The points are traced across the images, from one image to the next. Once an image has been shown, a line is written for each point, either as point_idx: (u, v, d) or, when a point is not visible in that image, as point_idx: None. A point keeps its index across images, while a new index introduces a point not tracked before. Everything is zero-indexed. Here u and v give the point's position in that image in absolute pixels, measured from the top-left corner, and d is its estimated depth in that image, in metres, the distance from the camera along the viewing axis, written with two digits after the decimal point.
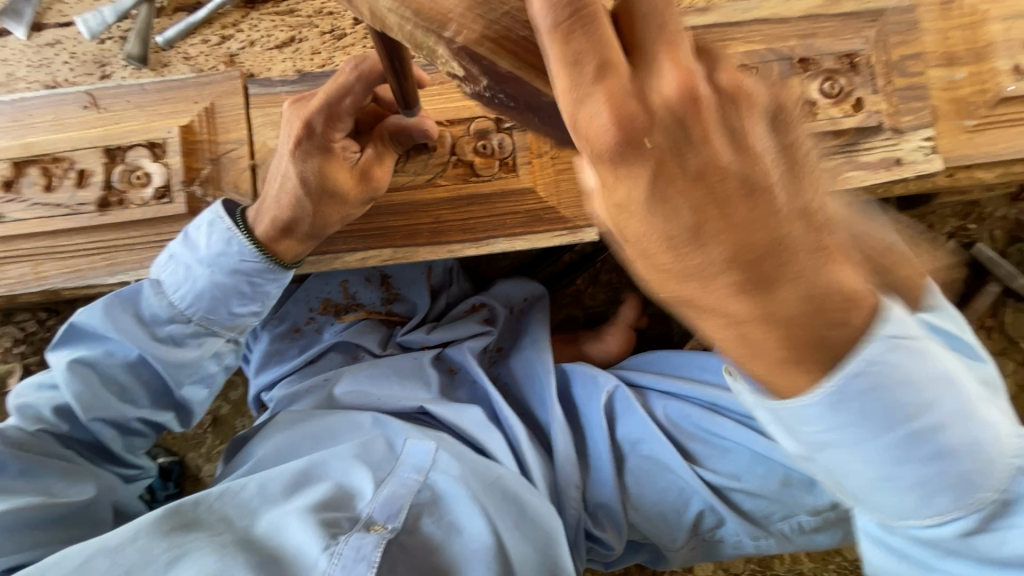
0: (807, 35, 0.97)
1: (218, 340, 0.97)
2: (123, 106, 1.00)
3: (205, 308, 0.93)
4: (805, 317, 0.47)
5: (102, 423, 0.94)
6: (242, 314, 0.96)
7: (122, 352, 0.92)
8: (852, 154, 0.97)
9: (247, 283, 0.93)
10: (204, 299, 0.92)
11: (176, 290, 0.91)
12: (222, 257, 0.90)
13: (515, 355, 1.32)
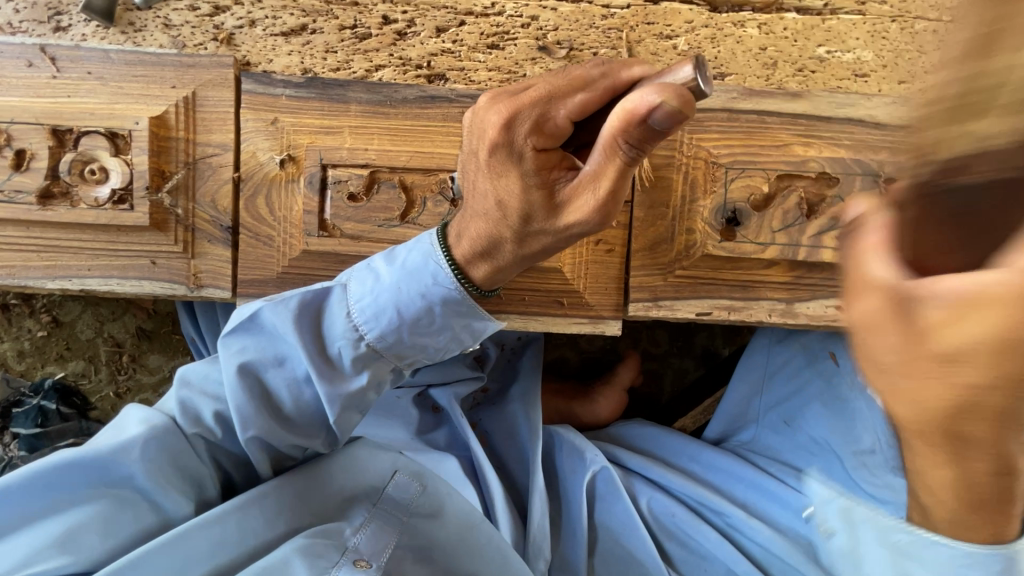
0: None
1: (386, 364, 0.76)
2: (81, 75, 0.80)
3: (380, 330, 0.72)
4: (981, 443, 0.41)
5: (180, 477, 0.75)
6: (427, 342, 0.74)
7: (234, 401, 0.73)
8: None
9: (434, 315, 0.72)
10: (383, 319, 0.72)
11: (358, 302, 0.73)
12: (417, 274, 0.71)
13: (500, 405, 1.23)
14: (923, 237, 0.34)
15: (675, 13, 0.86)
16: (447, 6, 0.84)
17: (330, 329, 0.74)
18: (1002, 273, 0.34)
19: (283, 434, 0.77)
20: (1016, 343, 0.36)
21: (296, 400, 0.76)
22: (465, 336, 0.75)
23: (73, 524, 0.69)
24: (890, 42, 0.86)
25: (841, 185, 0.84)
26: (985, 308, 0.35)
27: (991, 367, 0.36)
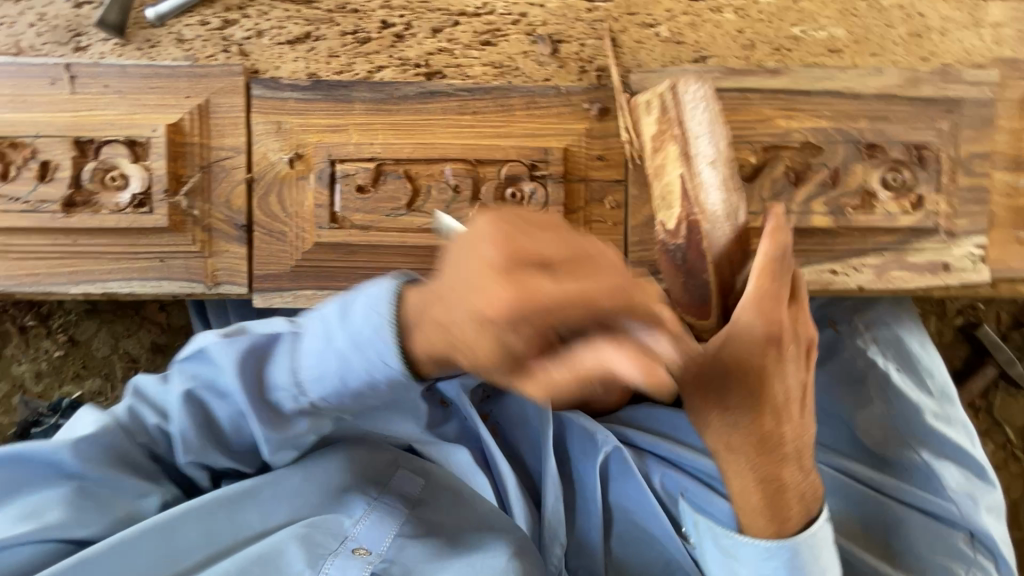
0: (878, 117, 0.89)
1: (323, 414, 0.72)
2: (100, 89, 0.85)
3: (323, 392, 0.66)
4: (759, 465, 0.86)
5: (130, 470, 0.78)
6: (371, 405, 0.67)
7: (178, 425, 0.74)
8: (901, 252, 0.91)
9: (359, 386, 0.64)
10: (325, 382, 0.65)
11: (306, 356, 0.66)
12: (364, 347, 0.60)
13: (508, 396, 1.22)
14: (673, 280, 0.82)
15: (655, 3, 0.91)
16: (441, 9, 0.90)
17: (274, 375, 0.70)
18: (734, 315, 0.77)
19: (219, 442, 0.78)
20: (744, 381, 0.79)
21: (238, 426, 0.76)
22: (414, 393, 0.67)
23: (35, 506, 0.75)
24: (859, 18, 0.92)
25: (823, 153, 0.88)
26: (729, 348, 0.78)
27: (739, 392, 0.81)
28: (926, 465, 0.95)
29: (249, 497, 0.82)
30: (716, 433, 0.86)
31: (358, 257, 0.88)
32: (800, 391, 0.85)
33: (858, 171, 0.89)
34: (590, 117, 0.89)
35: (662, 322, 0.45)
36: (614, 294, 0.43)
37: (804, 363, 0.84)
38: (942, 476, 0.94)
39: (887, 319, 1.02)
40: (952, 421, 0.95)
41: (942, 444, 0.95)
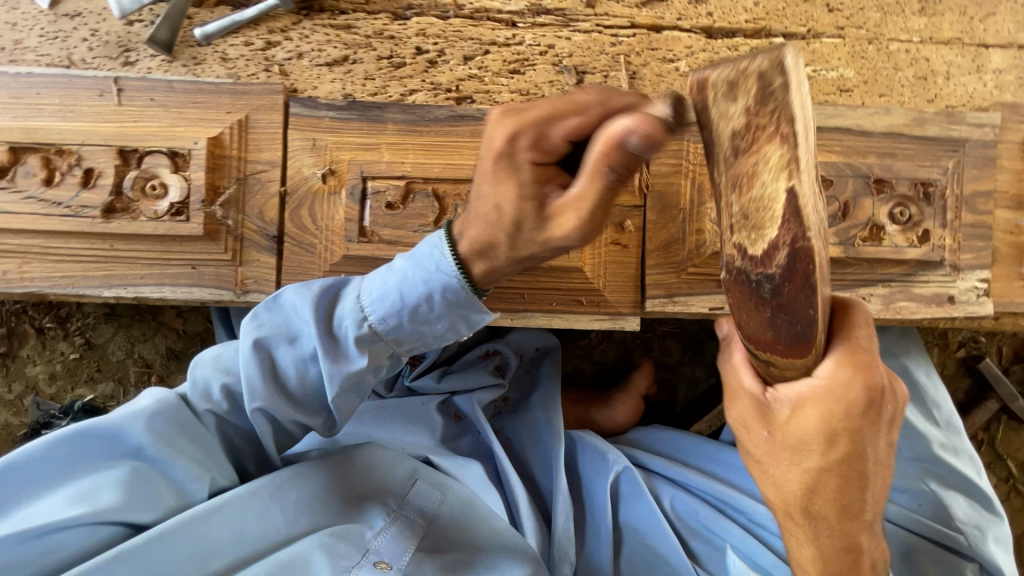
0: (887, 154, 0.93)
1: (383, 348, 0.80)
2: (146, 103, 0.89)
3: (383, 313, 0.78)
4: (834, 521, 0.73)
5: (191, 443, 0.79)
6: (425, 330, 0.80)
7: (247, 372, 0.77)
8: (908, 284, 0.95)
9: (426, 303, 0.77)
10: (388, 301, 0.77)
11: (368, 290, 0.79)
12: (423, 262, 0.76)
13: (520, 412, 1.27)
14: (754, 321, 0.59)
15: (676, 40, 0.96)
16: (473, 38, 0.95)
17: (340, 311, 0.80)
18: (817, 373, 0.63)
19: (287, 404, 0.80)
20: (832, 435, 0.66)
21: (303, 377, 0.81)
22: (462, 325, 0.80)
23: (93, 486, 0.73)
24: (869, 61, 0.97)
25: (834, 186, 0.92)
26: (812, 408, 0.64)
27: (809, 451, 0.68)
28: (932, 493, 0.98)
29: (282, 492, 0.84)
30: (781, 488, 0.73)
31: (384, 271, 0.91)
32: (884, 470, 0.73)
33: (867, 205, 0.93)
34: None
35: (634, 127, 0.57)
36: (603, 120, 0.68)
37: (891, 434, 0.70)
38: (948, 505, 0.96)
39: (892, 348, 1.05)
40: (958, 451, 0.98)
41: (948, 473, 0.98)
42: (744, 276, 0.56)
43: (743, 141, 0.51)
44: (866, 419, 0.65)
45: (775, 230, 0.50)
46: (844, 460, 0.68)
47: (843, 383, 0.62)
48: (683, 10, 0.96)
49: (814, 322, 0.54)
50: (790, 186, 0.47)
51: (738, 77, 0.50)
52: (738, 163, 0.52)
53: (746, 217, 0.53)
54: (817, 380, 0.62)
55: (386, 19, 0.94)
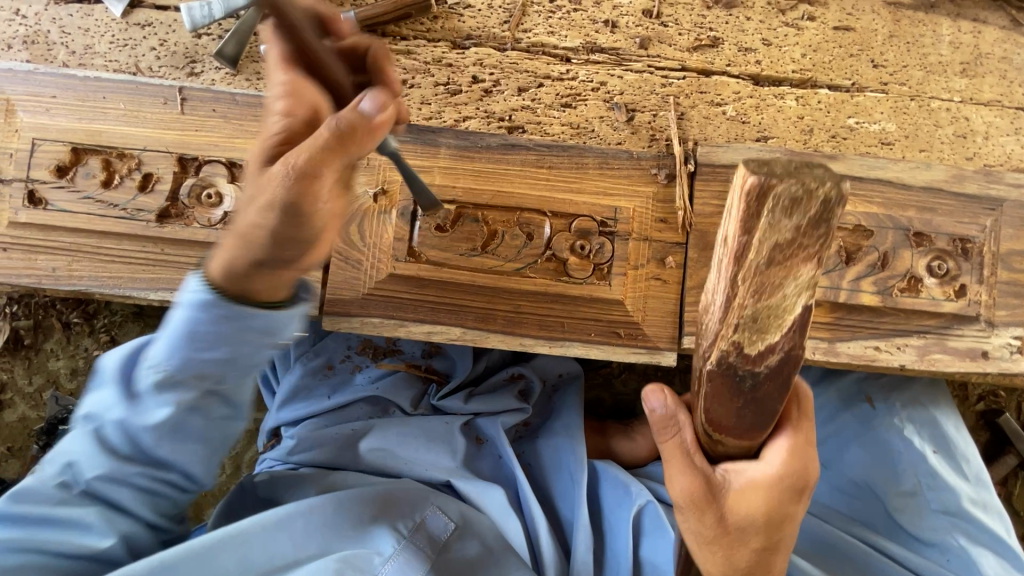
0: (926, 209, 0.95)
1: (190, 391, 0.72)
2: (207, 113, 0.91)
3: (176, 360, 0.70)
4: None
5: (50, 510, 0.73)
6: (212, 356, 0.71)
7: (77, 445, 0.74)
8: (943, 336, 0.95)
9: (209, 328, 0.70)
10: (177, 355, 0.70)
11: (155, 353, 0.71)
12: (190, 322, 0.70)
13: (542, 437, 1.26)
14: (725, 407, 0.67)
15: (724, 85, 0.98)
16: (528, 71, 0.97)
17: (140, 370, 0.71)
18: (766, 462, 0.76)
19: (127, 462, 0.74)
20: (770, 518, 0.78)
21: (131, 441, 0.73)
22: (260, 335, 0.72)
23: None
24: (911, 117, 0.99)
25: (874, 236, 0.94)
26: (758, 490, 0.76)
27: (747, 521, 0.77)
28: (963, 550, 0.98)
29: (292, 522, 0.88)
30: (723, 560, 0.79)
31: (428, 292, 0.92)
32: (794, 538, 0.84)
33: (906, 257, 0.94)
34: (657, 182, 0.95)
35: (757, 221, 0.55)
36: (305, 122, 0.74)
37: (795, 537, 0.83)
38: (978, 562, 0.97)
39: (920, 398, 1.05)
40: (986, 506, 0.99)
41: (978, 528, 0.98)
42: (731, 370, 0.64)
43: (781, 253, 0.56)
44: (796, 505, 0.79)
45: (775, 338, 0.61)
46: (767, 543, 0.80)
47: (783, 475, 0.76)
48: (733, 57, 0.99)
49: (776, 414, 0.66)
50: (806, 304, 0.59)
51: (803, 195, 0.53)
52: (768, 273, 0.57)
53: (754, 321, 0.60)
54: (767, 467, 0.76)
55: (446, 47, 0.97)
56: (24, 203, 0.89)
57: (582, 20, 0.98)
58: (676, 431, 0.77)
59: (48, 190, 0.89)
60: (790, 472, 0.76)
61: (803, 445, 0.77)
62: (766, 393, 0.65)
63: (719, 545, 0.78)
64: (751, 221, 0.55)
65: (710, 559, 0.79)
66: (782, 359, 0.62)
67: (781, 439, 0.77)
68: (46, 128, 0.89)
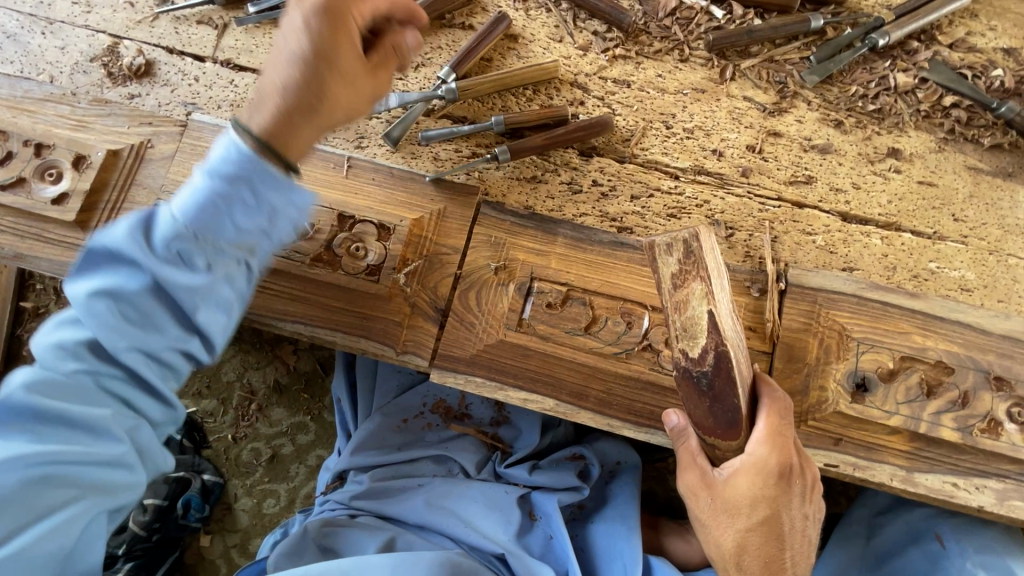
0: (1006, 355, 1.00)
1: (225, 262, 0.79)
2: (368, 181, 1.07)
3: (199, 219, 0.76)
4: None
5: (131, 354, 0.76)
6: (245, 224, 0.78)
7: (130, 281, 0.76)
8: (1023, 484, 0.97)
9: (246, 189, 0.77)
10: (204, 208, 0.76)
11: (183, 202, 0.77)
12: (207, 215, 0.76)
13: (596, 522, 1.27)
14: (699, 407, 0.84)
15: (815, 217, 1.09)
16: (641, 182, 1.11)
17: (158, 231, 0.77)
18: (749, 452, 0.84)
19: (187, 302, 0.77)
20: (760, 498, 0.85)
21: (222, 230, 0.77)
22: (283, 204, 0.80)
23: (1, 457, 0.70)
24: (989, 269, 1.08)
25: (954, 374, 0.99)
26: (746, 474, 0.84)
27: (750, 512, 0.86)
28: None
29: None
30: (726, 544, 0.88)
31: (530, 362, 1.00)
32: (803, 521, 0.89)
33: (986, 399, 0.98)
34: (749, 294, 1.05)
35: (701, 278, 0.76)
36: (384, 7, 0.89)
37: (809, 494, 0.88)
38: None
39: (995, 544, 1.04)
40: None
41: None
42: (687, 372, 0.82)
43: (677, 279, 0.78)
44: (786, 487, 0.85)
45: (706, 340, 0.78)
46: (766, 520, 0.86)
47: (764, 459, 0.83)
48: (825, 195, 1.11)
49: (738, 409, 0.81)
50: (708, 309, 0.77)
51: (673, 242, 0.77)
52: (675, 295, 0.79)
53: (686, 330, 0.79)
54: (751, 453, 0.83)
55: (572, 154, 1.13)
56: None
57: (693, 146, 1.13)
58: (683, 437, 0.89)
59: None
60: (770, 454, 0.83)
61: (785, 424, 0.84)
62: (722, 388, 0.80)
63: (724, 523, 0.87)
64: (701, 263, 0.75)
65: (714, 546, 0.89)
66: (718, 355, 0.78)
67: (759, 426, 0.84)
68: None
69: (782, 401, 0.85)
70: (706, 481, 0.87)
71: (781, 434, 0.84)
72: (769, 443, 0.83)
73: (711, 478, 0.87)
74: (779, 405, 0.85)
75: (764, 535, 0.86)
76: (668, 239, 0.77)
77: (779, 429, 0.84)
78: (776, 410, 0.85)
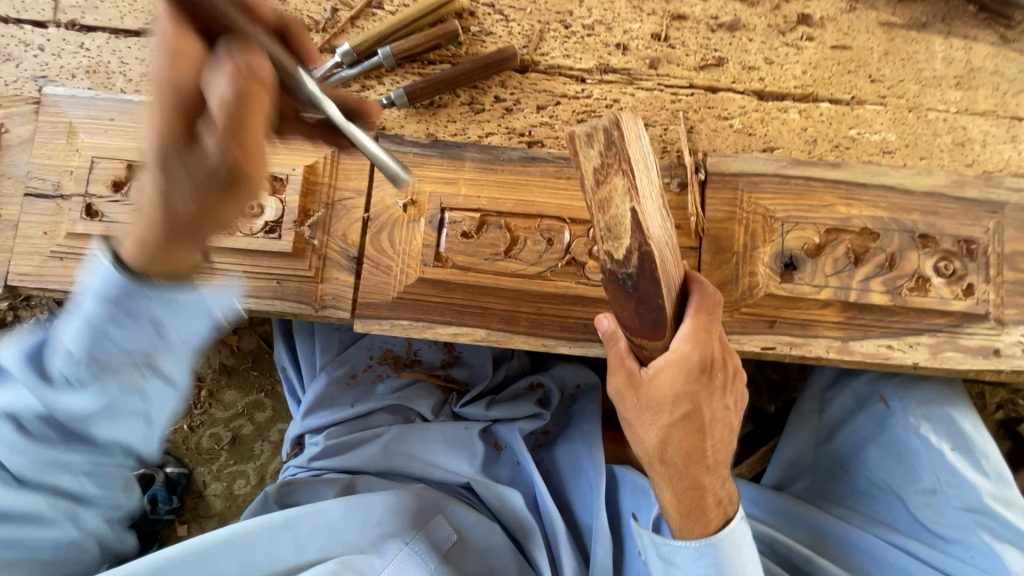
0: (929, 212, 0.99)
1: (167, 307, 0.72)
2: None
3: (123, 288, 0.69)
4: (683, 470, 0.89)
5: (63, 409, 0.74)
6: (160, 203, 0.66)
7: (62, 342, 0.72)
8: (954, 335, 0.98)
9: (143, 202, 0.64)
10: (118, 288, 0.69)
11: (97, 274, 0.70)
12: (110, 296, 0.69)
13: (561, 444, 1.28)
14: (625, 310, 0.78)
15: (730, 100, 1.04)
16: (546, 90, 1.04)
17: (93, 286, 0.70)
18: (675, 348, 0.81)
19: (134, 320, 0.71)
20: (685, 392, 0.84)
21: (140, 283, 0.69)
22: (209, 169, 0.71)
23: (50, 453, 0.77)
24: (909, 127, 1.05)
25: (881, 239, 0.98)
26: (673, 370, 0.83)
27: (672, 405, 0.85)
28: (989, 546, 0.99)
29: (292, 526, 0.96)
30: (654, 441, 0.88)
31: (453, 295, 0.96)
32: (723, 411, 0.91)
33: (913, 258, 0.98)
34: (669, 190, 1.01)
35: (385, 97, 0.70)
36: None
37: (730, 383, 0.89)
38: (1004, 558, 0.97)
39: (935, 397, 1.07)
40: (1010, 503, 1.00)
41: (1004, 526, 0.99)
42: (611, 275, 0.74)
43: (599, 173, 0.68)
44: (708, 381, 0.85)
45: (627, 242, 0.70)
46: (687, 415, 0.87)
47: (687, 355, 0.81)
48: (739, 75, 1.05)
49: (664, 308, 0.75)
50: (631, 206, 0.67)
51: (592, 130, 0.67)
52: (599, 192, 0.69)
53: (608, 231, 0.71)
54: (674, 351, 0.81)
55: None
56: (82, 215, 0.95)
57: (595, 43, 1.05)
58: (614, 340, 0.87)
59: (104, 204, 0.96)
60: (693, 351, 0.81)
61: (711, 322, 0.82)
62: (645, 285, 0.73)
63: (648, 420, 0.87)
64: (623, 154, 0.66)
65: (641, 443, 0.90)
66: (641, 257, 0.70)
67: (685, 324, 0.81)
68: (104, 147, 0.97)
69: (711, 299, 0.83)
70: (632, 381, 0.85)
71: (705, 330, 0.82)
72: (693, 342, 0.80)
73: (638, 377, 0.85)
74: (709, 302, 0.83)
75: (683, 428, 0.87)
76: (589, 127, 0.67)
77: (704, 325, 0.81)
78: (703, 308, 0.82)
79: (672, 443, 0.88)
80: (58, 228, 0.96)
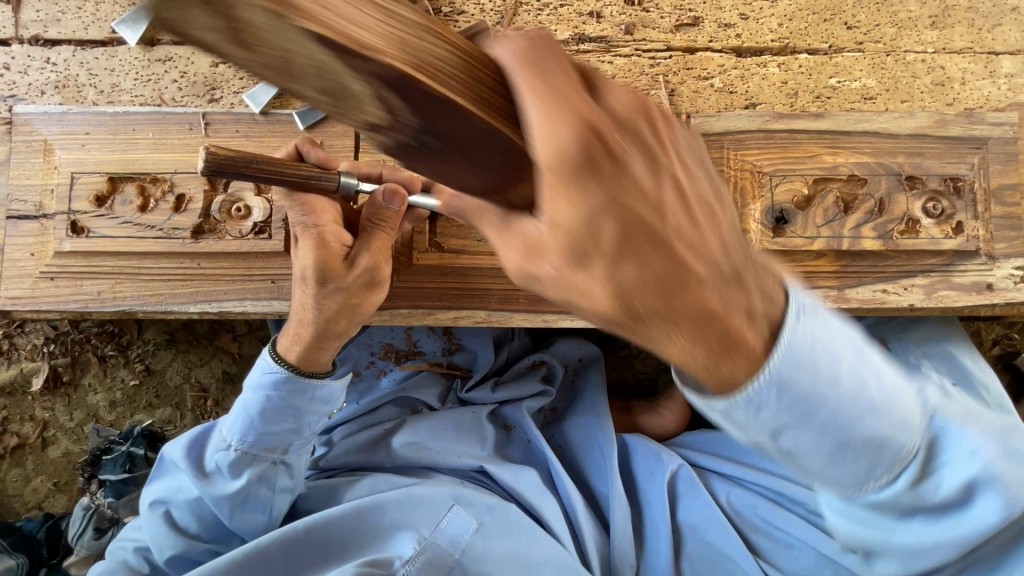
0: (914, 154, 1.00)
1: (301, 399, 0.92)
2: (232, 135, 0.97)
3: (265, 395, 0.91)
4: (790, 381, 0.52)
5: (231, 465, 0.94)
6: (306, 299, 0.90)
7: (224, 440, 0.94)
8: (948, 273, 0.99)
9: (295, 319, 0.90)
10: (268, 404, 0.91)
11: (238, 429, 0.93)
12: (263, 407, 0.91)
13: (570, 418, 1.29)
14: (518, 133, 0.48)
15: (709, 60, 1.04)
16: None
17: (234, 442, 0.93)
18: (541, 142, 0.45)
19: (273, 413, 0.92)
20: (634, 228, 0.48)
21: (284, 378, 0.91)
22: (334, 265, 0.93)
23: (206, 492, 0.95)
24: (889, 71, 1.05)
25: (869, 185, 0.99)
26: (564, 189, 0.46)
27: (652, 267, 0.49)
28: None
29: (300, 542, 0.96)
30: (684, 352, 0.51)
31: (450, 280, 0.96)
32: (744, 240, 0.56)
33: (901, 201, 0.99)
34: None
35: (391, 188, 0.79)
36: None
37: (714, 204, 0.54)
38: None
39: (934, 336, 1.09)
40: None
41: None
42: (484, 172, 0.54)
43: (357, 55, 0.39)
44: (671, 198, 0.51)
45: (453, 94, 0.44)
46: (695, 281, 0.50)
47: (570, 146, 0.45)
48: (715, 34, 1.05)
49: (578, 118, 0.45)
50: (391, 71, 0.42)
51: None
52: (394, 98, 0.44)
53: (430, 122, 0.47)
54: (553, 137, 0.45)
55: None
56: (68, 232, 0.94)
57: (569, 14, 1.04)
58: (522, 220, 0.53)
59: (89, 219, 0.95)
60: (626, 150, 0.48)
61: (551, 60, 0.47)
62: (557, 89, 0.45)
63: (669, 317, 0.50)
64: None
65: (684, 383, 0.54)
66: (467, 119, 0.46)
67: (530, 92, 0.45)
68: (83, 162, 0.95)
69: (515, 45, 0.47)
70: (572, 249, 0.48)
71: (552, 81, 0.46)
72: (590, 116, 0.45)
73: (570, 233, 0.47)
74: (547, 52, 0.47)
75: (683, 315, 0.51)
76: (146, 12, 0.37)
77: (549, 75, 0.46)
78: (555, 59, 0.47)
79: (753, 345, 0.52)
80: (45, 248, 0.95)
